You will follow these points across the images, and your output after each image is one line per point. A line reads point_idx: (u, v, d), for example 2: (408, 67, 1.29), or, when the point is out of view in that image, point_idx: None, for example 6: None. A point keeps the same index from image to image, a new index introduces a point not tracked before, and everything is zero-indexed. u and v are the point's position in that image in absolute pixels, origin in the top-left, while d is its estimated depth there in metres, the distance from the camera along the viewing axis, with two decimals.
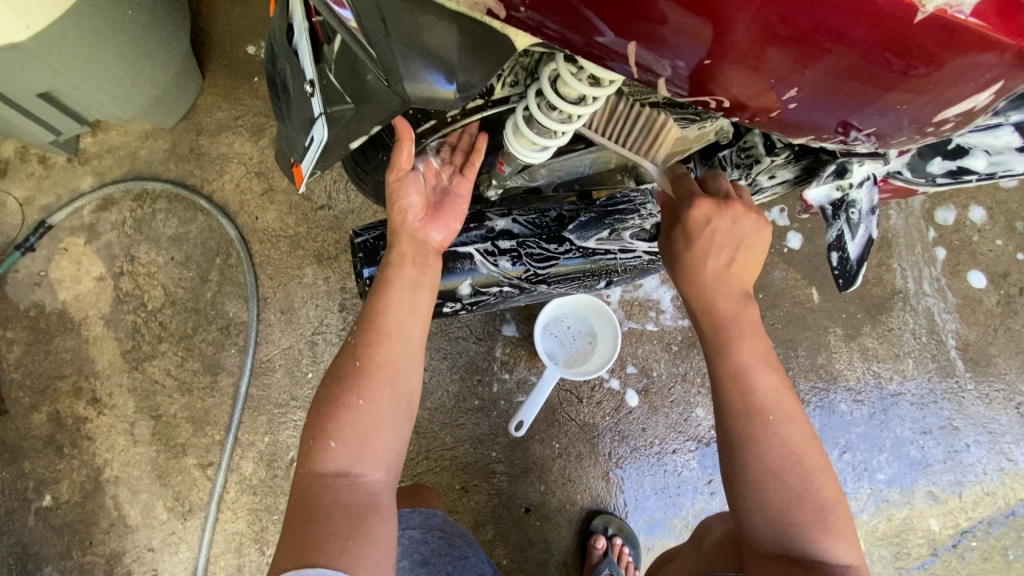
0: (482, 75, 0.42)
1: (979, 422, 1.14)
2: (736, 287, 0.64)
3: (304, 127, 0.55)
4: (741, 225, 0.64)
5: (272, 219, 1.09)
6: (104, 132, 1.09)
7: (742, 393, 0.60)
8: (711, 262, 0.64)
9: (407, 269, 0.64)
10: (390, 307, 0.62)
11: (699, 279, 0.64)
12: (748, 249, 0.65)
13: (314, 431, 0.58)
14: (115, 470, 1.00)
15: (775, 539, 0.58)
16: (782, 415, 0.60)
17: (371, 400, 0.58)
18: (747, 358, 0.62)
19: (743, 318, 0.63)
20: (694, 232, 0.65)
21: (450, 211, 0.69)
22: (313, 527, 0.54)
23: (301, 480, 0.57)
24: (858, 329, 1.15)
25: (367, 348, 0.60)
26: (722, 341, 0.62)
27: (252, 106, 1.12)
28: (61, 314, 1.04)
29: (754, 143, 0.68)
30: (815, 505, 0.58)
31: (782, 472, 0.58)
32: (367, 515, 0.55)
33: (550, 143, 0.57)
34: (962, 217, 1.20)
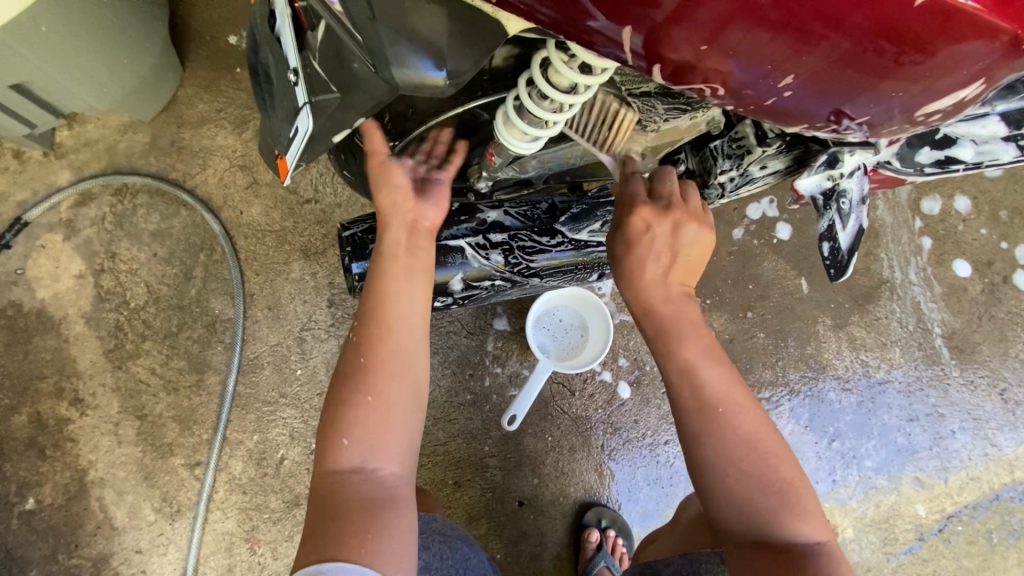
0: (472, 60, 0.41)
1: (964, 408, 1.16)
2: (675, 287, 0.64)
3: (289, 117, 0.54)
4: (682, 234, 0.63)
5: (258, 214, 1.07)
6: (81, 125, 1.06)
7: (688, 386, 0.60)
8: (650, 268, 0.63)
9: (401, 261, 0.62)
10: (388, 302, 0.60)
11: (639, 285, 0.64)
12: (689, 253, 0.64)
13: (325, 431, 0.57)
14: (100, 472, 0.98)
15: (744, 526, 0.58)
16: (730, 406, 0.59)
17: (380, 395, 0.57)
18: (692, 354, 0.61)
19: (681, 318, 0.63)
20: (634, 238, 0.63)
21: (436, 196, 0.66)
22: (333, 523, 0.54)
23: (318, 479, 0.57)
24: (846, 319, 1.16)
25: (369, 344, 0.59)
26: (665, 339, 0.62)
27: (235, 98, 1.09)
28: (40, 313, 1.01)
29: (745, 134, 0.68)
30: (779, 490, 0.58)
31: (739, 463, 0.58)
32: (385, 508, 0.55)
33: (541, 133, 0.56)
34: (948, 207, 1.21)
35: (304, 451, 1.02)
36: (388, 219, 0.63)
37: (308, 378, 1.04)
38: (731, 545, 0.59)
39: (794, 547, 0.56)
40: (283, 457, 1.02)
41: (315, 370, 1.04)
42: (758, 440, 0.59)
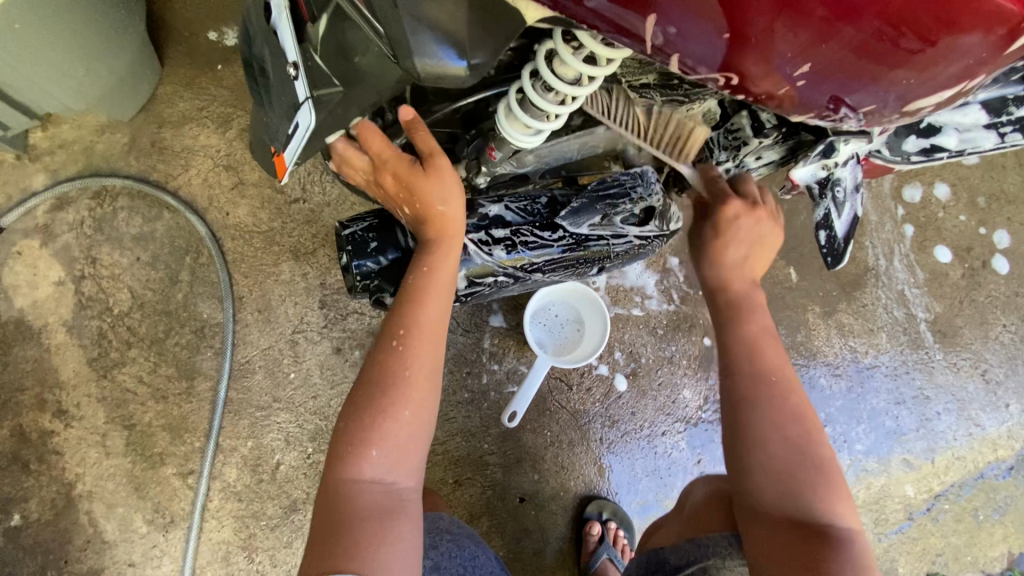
0: (489, 52, 0.40)
1: (948, 390, 1.20)
2: (748, 271, 0.70)
3: (287, 113, 0.52)
4: (759, 227, 0.70)
5: (245, 215, 1.04)
6: (55, 126, 1.02)
7: (751, 353, 0.64)
8: (733, 251, 0.70)
9: (442, 277, 0.62)
10: (428, 318, 0.61)
11: (722, 266, 0.70)
12: (767, 244, 0.71)
13: (350, 437, 0.56)
14: (88, 485, 0.95)
15: (783, 500, 0.59)
16: (782, 378, 0.63)
17: (415, 411, 0.57)
18: (752, 330, 0.65)
19: (751, 296, 0.68)
20: (724, 226, 0.69)
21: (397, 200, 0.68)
22: (345, 532, 0.52)
23: (334, 485, 0.55)
24: (834, 306, 1.19)
25: (405, 356, 0.58)
26: (730, 310, 0.67)
27: (217, 96, 1.06)
28: (19, 323, 0.97)
29: (742, 125, 0.67)
30: (817, 467, 0.60)
31: (784, 430, 0.61)
32: (404, 521, 0.55)
33: (544, 127, 0.55)
34: (928, 194, 1.24)
35: (300, 455, 1.00)
36: (435, 225, 0.62)
37: (303, 381, 1.02)
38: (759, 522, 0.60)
39: (827, 530, 0.57)
40: (279, 462, 1.00)
41: (309, 373, 1.03)
42: (805, 415, 0.62)
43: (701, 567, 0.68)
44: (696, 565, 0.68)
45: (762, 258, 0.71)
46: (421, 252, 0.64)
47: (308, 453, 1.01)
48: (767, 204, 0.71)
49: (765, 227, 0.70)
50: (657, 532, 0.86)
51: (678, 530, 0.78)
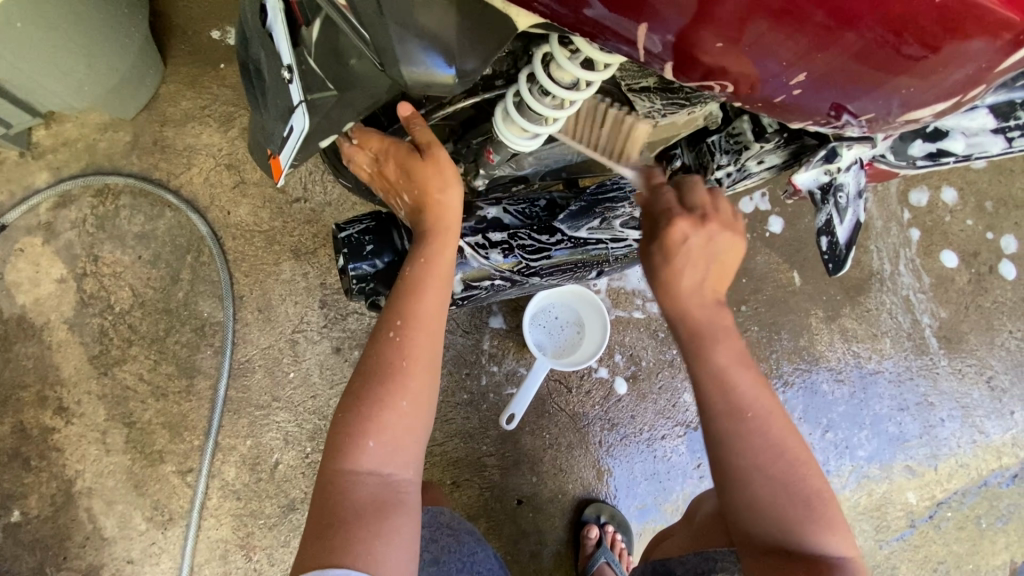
0: (480, 58, 0.40)
1: (952, 397, 1.18)
2: (708, 293, 0.62)
3: (283, 116, 0.52)
4: (704, 242, 0.61)
5: (246, 214, 1.05)
6: (58, 123, 1.03)
7: (725, 396, 0.59)
8: (688, 275, 0.62)
9: (440, 267, 0.62)
10: (427, 309, 0.60)
11: (680, 296, 0.62)
12: (723, 261, 0.62)
13: (348, 428, 0.55)
14: (88, 481, 0.95)
15: (774, 534, 0.58)
16: (758, 413, 0.59)
17: (413, 401, 0.57)
18: (724, 362, 0.60)
19: (716, 324, 0.61)
20: (672, 250, 0.61)
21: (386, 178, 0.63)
22: (341, 526, 0.52)
23: (331, 477, 0.54)
24: (838, 311, 1.18)
25: (404, 347, 0.58)
26: (695, 348, 0.60)
27: (219, 95, 1.06)
28: (21, 320, 0.98)
29: (743, 130, 0.69)
30: (806, 499, 0.58)
31: (767, 470, 0.58)
32: (402, 514, 0.55)
33: (541, 130, 0.55)
34: (935, 199, 1.23)
35: (299, 455, 1.01)
36: (440, 220, 0.62)
37: (302, 380, 1.02)
38: (750, 551, 0.60)
39: (818, 557, 0.57)
40: (278, 461, 1.00)
41: (308, 373, 1.03)
42: (787, 449, 0.59)
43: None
44: (702, 575, 0.67)
45: (721, 275, 0.63)
46: (418, 242, 0.62)
47: (306, 452, 1.01)
48: (718, 212, 0.62)
49: (723, 236, 0.62)
50: (664, 542, 0.85)
51: (682, 544, 0.78)
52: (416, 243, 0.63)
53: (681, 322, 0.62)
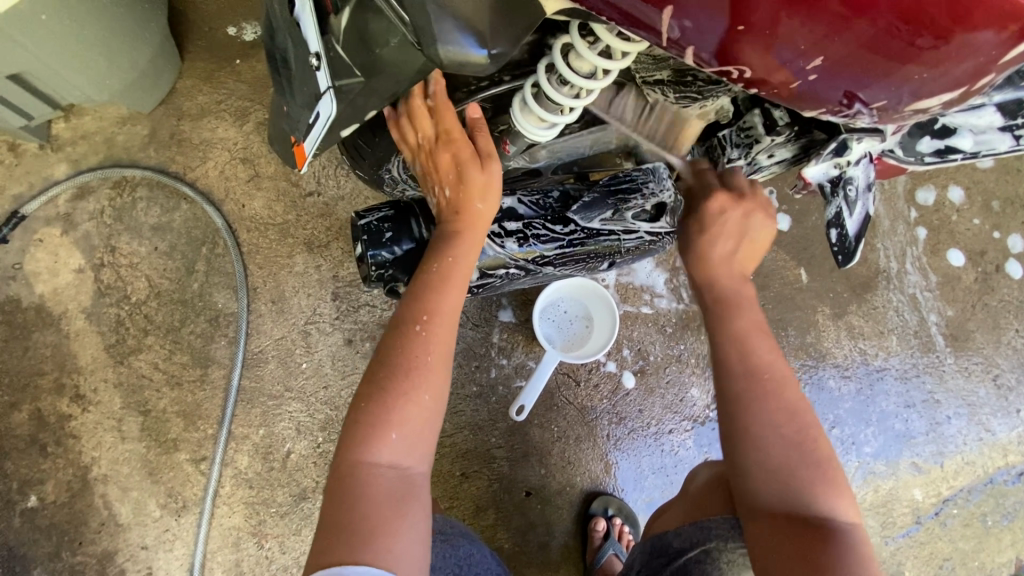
0: (511, 40, 0.41)
1: (959, 394, 1.19)
2: (737, 265, 0.71)
3: (308, 103, 0.53)
4: (739, 218, 0.71)
5: (260, 207, 1.06)
6: (78, 117, 1.05)
7: (743, 359, 0.63)
8: (720, 245, 0.71)
9: (464, 268, 0.64)
10: (449, 306, 0.62)
11: (711, 265, 0.71)
12: (754, 239, 0.72)
13: (370, 420, 0.56)
14: (103, 468, 0.97)
15: (778, 497, 0.59)
16: (776, 375, 0.62)
17: (434, 397, 0.59)
18: (744, 326, 0.65)
19: (740, 294, 0.68)
20: (707, 221, 0.72)
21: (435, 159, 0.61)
22: (360, 516, 0.53)
23: (351, 467, 0.55)
24: (845, 308, 1.18)
25: (427, 342, 0.60)
26: (720, 310, 0.67)
27: (235, 90, 1.08)
28: (39, 309, 0.99)
29: (753, 123, 0.68)
30: (816, 462, 0.60)
31: (783, 429, 0.60)
32: (417, 507, 0.56)
33: (558, 120, 0.56)
34: (941, 197, 1.24)
35: (310, 444, 1.02)
36: (466, 215, 0.64)
37: (314, 371, 1.04)
38: (754, 517, 0.61)
39: (827, 522, 0.57)
40: (290, 450, 1.01)
41: (320, 364, 1.04)
42: (802, 410, 0.61)
43: (703, 550, 0.69)
44: (700, 548, 0.69)
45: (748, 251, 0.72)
46: (445, 240, 0.64)
47: (318, 442, 1.02)
48: (755, 195, 0.72)
49: (755, 219, 0.71)
50: (661, 516, 0.85)
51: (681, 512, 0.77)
52: (441, 240, 0.65)
53: (709, 290, 0.69)
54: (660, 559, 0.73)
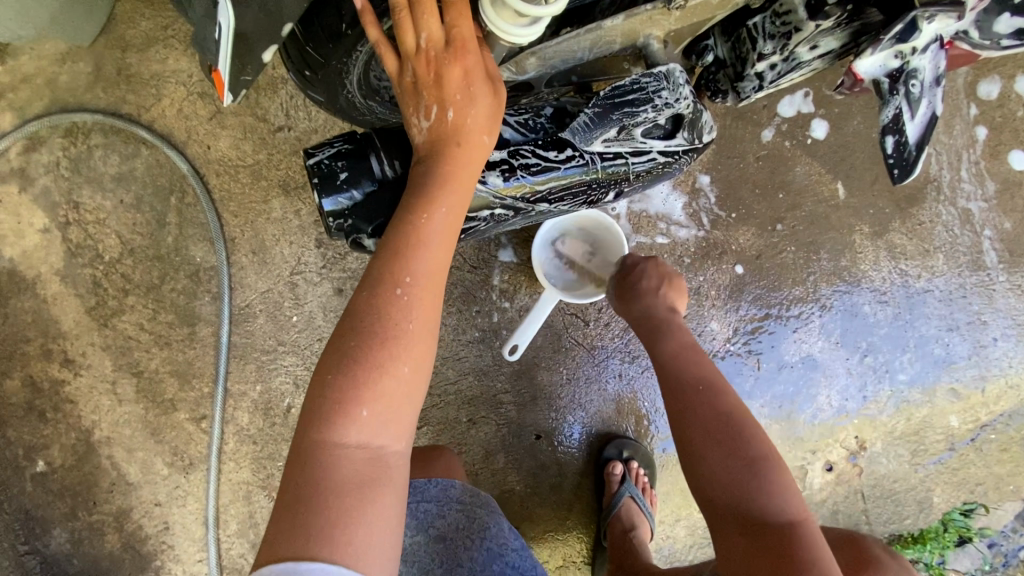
0: None
1: (1008, 314, 1.08)
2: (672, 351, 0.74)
3: (210, 13, 0.41)
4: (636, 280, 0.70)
5: (227, 147, 0.96)
6: (12, 56, 0.93)
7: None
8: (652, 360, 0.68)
9: (451, 219, 0.55)
10: (435, 266, 0.54)
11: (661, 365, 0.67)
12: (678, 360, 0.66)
13: (338, 394, 0.49)
14: (106, 431, 0.95)
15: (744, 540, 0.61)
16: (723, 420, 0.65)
17: (414, 370, 0.51)
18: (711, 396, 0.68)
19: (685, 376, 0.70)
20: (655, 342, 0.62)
21: (466, 87, 0.52)
22: (321, 505, 0.46)
23: (313, 446, 0.48)
24: (886, 226, 1.06)
25: (409, 309, 0.52)
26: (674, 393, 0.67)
27: (181, 11, 0.94)
28: (12, 273, 0.94)
29: (793, 6, 0.56)
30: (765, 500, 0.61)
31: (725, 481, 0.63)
32: (390, 490, 0.49)
33: (541, 13, 0.44)
34: (1009, 89, 1.06)
35: None
36: (467, 156, 0.55)
37: (306, 324, 0.98)
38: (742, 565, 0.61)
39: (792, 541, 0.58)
40: (290, 405, 0.98)
41: (311, 316, 0.98)
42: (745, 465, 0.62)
43: None
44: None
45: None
46: (431, 185, 0.54)
47: None
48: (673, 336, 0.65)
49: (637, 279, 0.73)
50: None
51: None
52: (427, 184, 0.54)
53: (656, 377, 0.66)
54: None
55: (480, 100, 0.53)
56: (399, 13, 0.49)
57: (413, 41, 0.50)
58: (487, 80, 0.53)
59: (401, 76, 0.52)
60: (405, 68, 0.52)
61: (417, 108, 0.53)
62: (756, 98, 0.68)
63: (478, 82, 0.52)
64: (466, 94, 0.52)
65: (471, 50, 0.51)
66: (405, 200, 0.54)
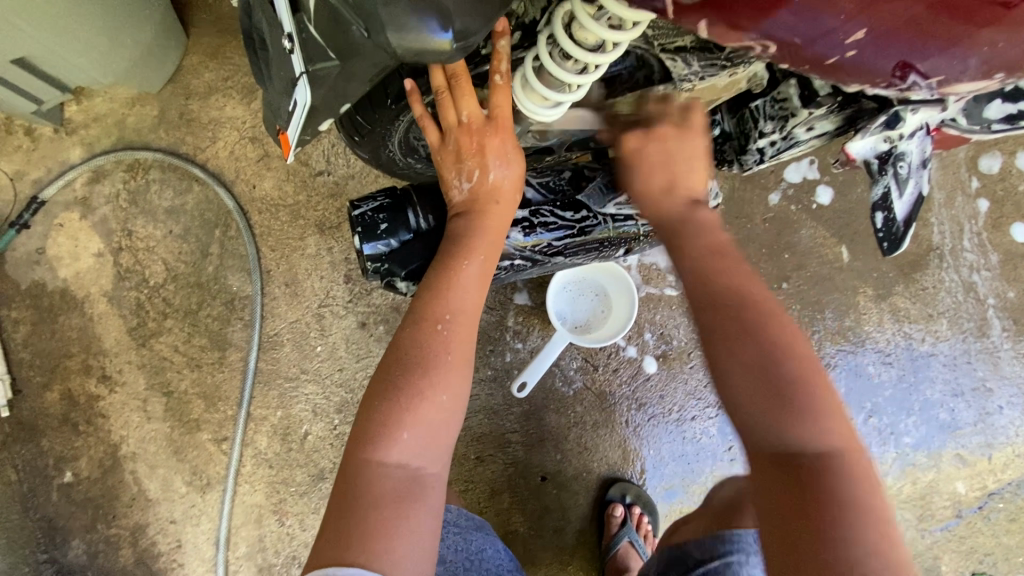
0: (475, 19, 0.38)
1: (1013, 382, 1.10)
2: (679, 195, 0.63)
3: (286, 89, 0.49)
4: (695, 146, 0.62)
5: (271, 187, 1.04)
6: (88, 99, 1.04)
7: (738, 323, 0.53)
8: (652, 181, 0.64)
9: (486, 262, 0.61)
10: (471, 303, 0.60)
11: (645, 197, 0.64)
12: (683, 160, 0.63)
13: (383, 417, 0.53)
14: (132, 446, 1.00)
15: (761, 438, 0.52)
16: (760, 312, 0.54)
17: (452, 397, 0.56)
18: (728, 279, 0.56)
19: (679, 218, 0.62)
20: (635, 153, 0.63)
21: (500, 156, 0.59)
22: (364, 522, 0.50)
23: (358, 465, 0.53)
24: (889, 289, 1.09)
25: (448, 340, 0.57)
26: (674, 232, 0.61)
27: (241, 66, 1.05)
28: (64, 292, 1.02)
29: (789, 94, 0.61)
30: (816, 413, 0.50)
31: (747, 363, 0.52)
32: (427, 511, 0.53)
33: (563, 99, 0.50)
34: (1009, 165, 1.11)
35: (327, 426, 1.03)
36: (495, 207, 0.62)
37: (329, 354, 1.03)
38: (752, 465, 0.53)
39: (815, 473, 0.49)
40: (307, 432, 1.02)
41: (334, 347, 1.03)
42: (806, 381, 0.51)
43: (725, 562, 0.71)
44: (719, 560, 0.72)
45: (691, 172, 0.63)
46: (470, 234, 0.61)
47: (334, 424, 1.03)
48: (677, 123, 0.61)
49: (678, 142, 0.62)
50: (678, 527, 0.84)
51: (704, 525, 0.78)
52: (466, 232, 0.62)
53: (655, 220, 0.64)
54: (681, 568, 0.76)
55: (514, 164, 0.60)
56: (440, 96, 0.55)
57: (455, 118, 0.56)
58: (514, 146, 0.59)
59: (443, 146, 0.59)
60: (444, 139, 0.59)
61: (457, 170, 0.60)
62: (758, 168, 0.76)
63: (510, 149, 0.59)
64: (504, 158, 0.59)
65: (507, 122, 0.57)
66: (447, 247, 0.62)
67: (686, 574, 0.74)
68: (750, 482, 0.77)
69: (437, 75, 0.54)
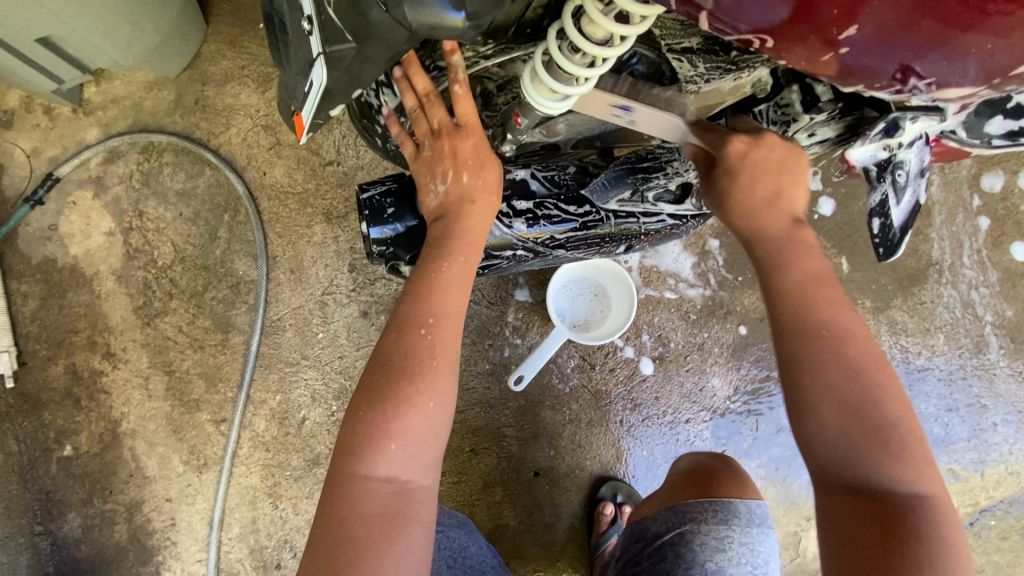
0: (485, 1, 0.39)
1: (1008, 400, 1.10)
2: (783, 211, 0.61)
3: (303, 70, 0.50)
4: (780, 151, 0.60)
5: (281, 174, 1.06)
6: (108, 81, 1.06)
7: (832, 351, 0.54)
8: (758, 195, 0.61)
9: (468, 265, 0.62)
10: (454, 306, 0.60)
11: (749, 210, 0.61)
12: (792, 173, 0.61)
13: (370, 430, 0.54)
14: (132, 423, 1.01)
15: (841, 467, 0.53)
16: (836, 333, 0.55)
17: (439, 404, 0.56)
18: (829, 309, 0.56)
19: (794, 240, 0.60)
20: (733, 167, 0.60)
21: (473, 160, 0.61)
22: (353, 538, 0.52)
23: (345, 479, 0.54)
24: (887, 302, 1.10)
25: (433, 346, 0.58)
26: (769, 262, 0.59)
27: (258, 55, 1.07)
28: (73, 269, 1.03)
29: (791, 100, 0.63)
30: (898, 439, 0.52)
31: (838, 392, 0.53)
32: (416, 522, 0.54)
33: (571, 92, 0.52)
34: (1011, 184, 1.12)
35: (325, 413, 1.04)
36: (476, 213, 0.63)
37: (330, 341, 1.05)
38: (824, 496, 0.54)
39: (893, 499, 0.51)
40: (305, 417, 1.03)
41: (336, 334, 1.05)
42: (888, 401, 0.53)
43: (679, 533, 0.73)
44: (675, 532, 0.74)
45: (759, 185, 0.61)
46: (454, 239, 0.62)
47: (332, 411, 1.04)
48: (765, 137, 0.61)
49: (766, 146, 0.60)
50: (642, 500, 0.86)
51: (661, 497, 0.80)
52: (447, 237, 0.62)
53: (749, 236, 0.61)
54: (639, 543, 0.77)
55: (489, 165, 0.62)
56: (414, 112, 0.60)
57: (428, 127, 0.61)
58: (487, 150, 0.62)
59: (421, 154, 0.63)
60: (424, 147, 0.62)
61: (433, 176, 0.63)
62: None
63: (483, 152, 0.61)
64: (477, 162, 0.61)
65: (476, 126, 0.60)
66: (428, 251, 0.63)
67: (643, 550, 0.75)
68: (712, 464, 0.80)
69: (409, 95, 0.60)
